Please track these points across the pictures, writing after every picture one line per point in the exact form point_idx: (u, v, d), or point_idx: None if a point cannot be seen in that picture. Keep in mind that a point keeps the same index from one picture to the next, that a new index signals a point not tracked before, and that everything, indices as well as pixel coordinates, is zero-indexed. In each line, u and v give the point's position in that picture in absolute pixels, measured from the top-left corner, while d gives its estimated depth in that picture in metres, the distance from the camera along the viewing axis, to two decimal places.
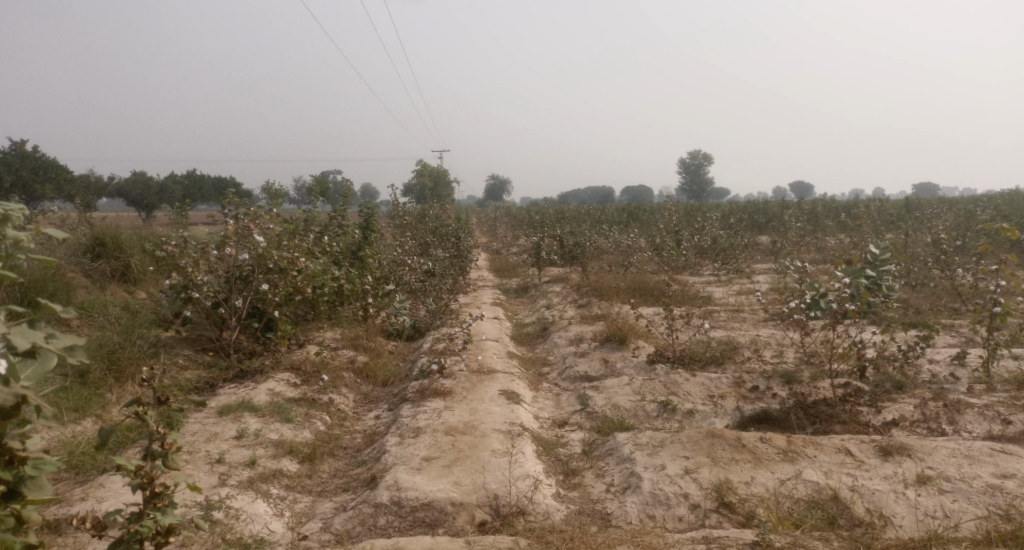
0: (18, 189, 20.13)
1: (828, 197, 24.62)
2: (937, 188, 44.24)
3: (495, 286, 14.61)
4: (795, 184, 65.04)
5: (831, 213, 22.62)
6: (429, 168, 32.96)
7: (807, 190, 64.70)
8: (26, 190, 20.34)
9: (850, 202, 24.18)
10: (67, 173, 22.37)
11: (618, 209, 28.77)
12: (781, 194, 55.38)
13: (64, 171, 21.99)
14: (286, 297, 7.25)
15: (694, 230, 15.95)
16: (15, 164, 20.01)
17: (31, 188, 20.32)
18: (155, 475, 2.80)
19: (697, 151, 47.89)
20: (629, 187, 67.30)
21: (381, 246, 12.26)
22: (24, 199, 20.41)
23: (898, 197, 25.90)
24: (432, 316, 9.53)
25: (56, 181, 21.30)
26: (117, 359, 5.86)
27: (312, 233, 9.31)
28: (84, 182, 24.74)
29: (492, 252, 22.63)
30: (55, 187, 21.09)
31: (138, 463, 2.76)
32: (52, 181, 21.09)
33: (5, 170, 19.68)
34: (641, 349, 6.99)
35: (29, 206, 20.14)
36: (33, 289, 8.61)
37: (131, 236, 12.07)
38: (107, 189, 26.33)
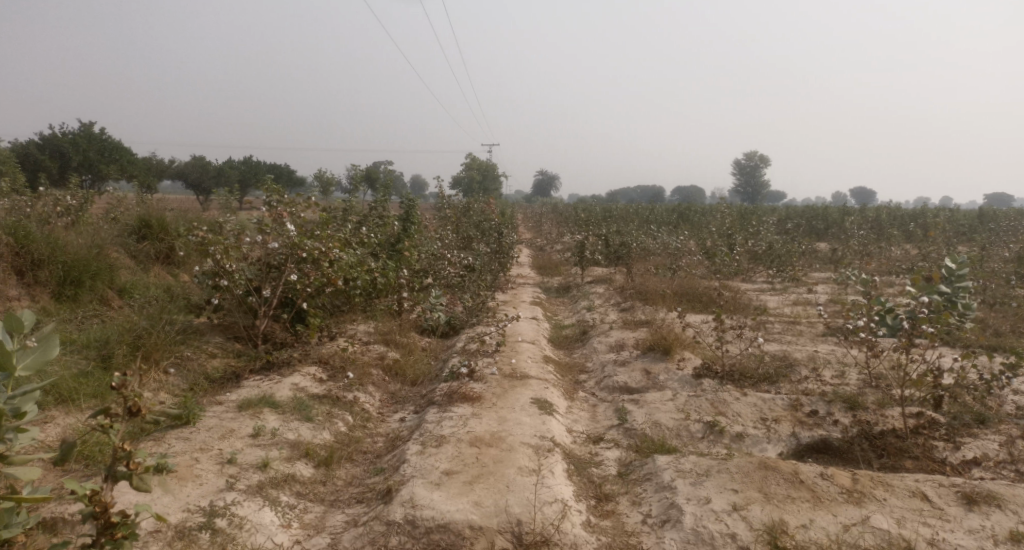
0: (83, 169, 20.69)
1: (892, 205, 23.43)
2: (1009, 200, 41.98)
3: (536, 284, 14.25)
4: (854, 190, 62.75)
5: (896, 222, 21.50)
6: (478, 162, 32.77)
7: (867, 197, 62.24)
8: (91, 169, 20.89)
9: (916, 211, 22.96)
10: (130, 155, 22.93)
11: (667, 209, 28.00)
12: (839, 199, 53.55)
13: (128, 152, 22.54)
14: (318, 289, 7.02)
15: (748, 235, 15.27)
16: (82, 144, 20.56)
17: (95, 168, 20.88)
18: (109, 504, 2.93)
19: (753, 152, 46.49)
20: (680, 188, 65.98)
21: (422, 239, 12.04)
22: (88, 179, 20.98)
23: (968, 209, 24.51)
24: (469, 313, 9.24)
25: (120, 162, 21.82)
26: (143, 345, 5.66)
27: (350, 223, 9.08)
28: (146, 164, 25.39)
29: (536, 248, 22.26)
30: (118, 167, 21.61)
31: (95, 488, 2.93)
32: (116, 161, 21.59)
33: (72, 149, 20.27)
34: (687, 360, 6.52)
35: (93, 186, 20.68)
36: (75, 269, 8.62)
37: (176, 218, 12.09)
38: (166, 172, 26.93)
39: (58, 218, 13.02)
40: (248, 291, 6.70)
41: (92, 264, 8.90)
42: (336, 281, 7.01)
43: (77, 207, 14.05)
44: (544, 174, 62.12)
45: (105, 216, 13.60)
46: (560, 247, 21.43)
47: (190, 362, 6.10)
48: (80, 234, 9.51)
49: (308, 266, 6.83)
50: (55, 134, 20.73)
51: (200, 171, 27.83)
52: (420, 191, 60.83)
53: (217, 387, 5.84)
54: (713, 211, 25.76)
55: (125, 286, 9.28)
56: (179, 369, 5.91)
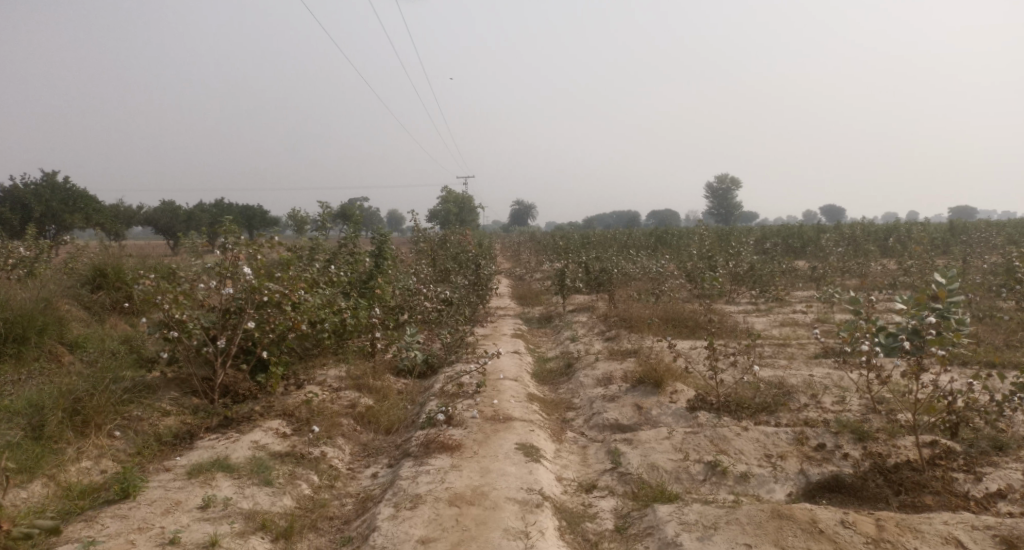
0: (47, 219, 19.96)
1: (866, 220, 23.49)
2: (975, 210, 42.63)
3: (516, 316, 13.83)
4: (825, 208, 63.65)
5: (872, 237, 21.52)
6: (453, 195, 32.54)
7: (838, 214, 63.17)
8: (55, 219, 20.15)
9: (891, 225, 23.03)
10: (96, 202, 22.23)
11: (644, 233, 27.85)
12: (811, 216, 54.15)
13: (93, 200, 21.84)
14: (280, 334, 6.58)
15: (728, 256, 15.04)
16: (44, 194, 19.85)
17: (60, 218, 20.20)
18: None
19: (724, 174, 46.85)
20: (654, 212, 66.42)
21: (397, 274, 11.61)
22: (53, 229, 20.28)
23: (940, 221, 24.70)
24: (446, 350, 8.78)
25: (85, 210, 21.09)
26: (82, 409, 5.21)
27: (317, 262, 8.61)
28: (113, 210, 24.73)
29: (515, 278, 21.89)
30: (84, 216, 20.88)
31: None
32: (81, 209, 20.80)
33: (34, 199, 19.61)
34: (679, 392, 6.10)
35: (56, 236, 19.94)
36: (21, 324, 8.05)
37: (135, 265, 11.52)
38: (136, 219, 26.21)
39: (11, 271, 12.37)
40: (204, 342, 6.22)
41: (40, 318, 8.32)
42: (303, 325, 6.58)
43: (32, 258, 13.39)
44: (520, 204, 62.24)
45: (62, 267, 12.96)
46: (539, 276, 21.10)
47: (140, 421, 5.62)
48: (28, 287, 8.93)
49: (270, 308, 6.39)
50: (16, 184, 20.01)
51: (170, 216, 27.17)
52: (397, 226, 60.44)
53: (169, 448, 5.35)
54: (690, 233, 25.67)
55: (77, 339, 8.69)
56: (127, 430, 5.42)
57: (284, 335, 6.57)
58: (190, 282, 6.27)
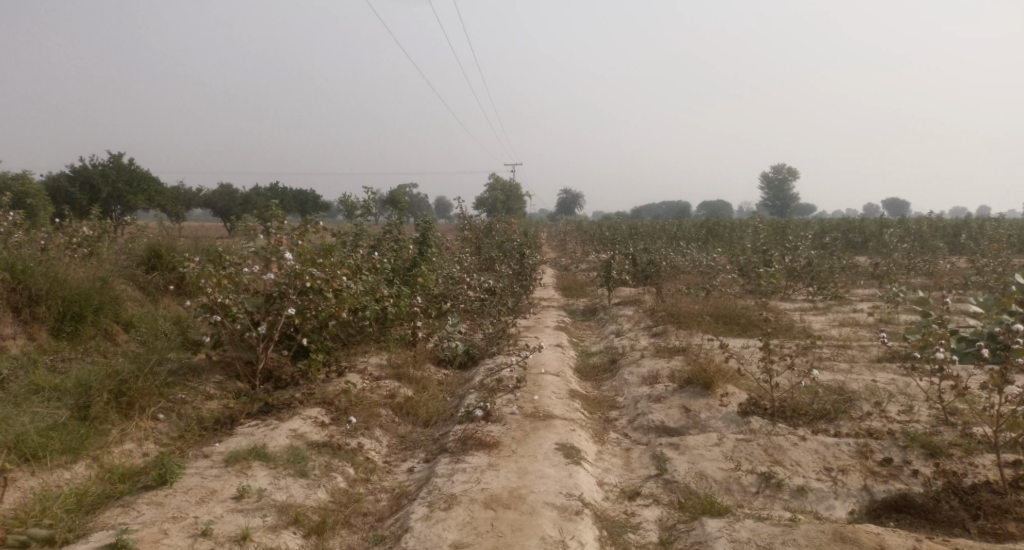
0: (112, 200, 20.63)
1: (933, 216, 22.36)
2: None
3: (561, 307, 13.61)
4: (887, 202, 61.22)
5: (939, 234, 20.45)
6: (501, 183, 32.39)
7: (901, 209, 60.64)
8: (120, 201, 20.80)
9: (960, 221, 21.86)
10: (158, 184, 22.87)
11: (695, 225, 27.17)
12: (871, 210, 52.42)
13: (156, 182, 22.48)
14: (322, 321, 6.53)
15: (784, 251, 14.46)
16: (110, 176, 20.49)
17: (124, 199, 20.81)
18: None
19: (781, 165, 45.39)
20: (706, 203, 65.01)
21: (441, 261, 11.50)
22: (117, 210, 20.94)
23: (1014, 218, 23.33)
24: (488, 341, 8.63)
25: (148, 192, 21.73)
26: (127, 390, 5.19)
27: (360, 248, 8.56)
28: (174, 193, 25.43)
29: (561, 268, 21.62)
30: (146, 197, 21.51)
31: None
32: (144, 191, 21.39)
33: (100, 181, 20.26)
34: (731, 395, 5.79)
35: (120, 217, 20.60)
36: (77, 304, 8.23)
37: (188, 247, 11.72)
38: (196, 201, 26.90)
39: (73, 250, 12.76)
40: (246, 327, 6.20)
41: (95, 297, 8.51)
42: (344, 312, 6.50)
43: (93, 238, 13.80)
44: (568, 192, 61.84)
45: (120, 247, 13.31)
46: (585, 266, 20.79)
47: (183, 405, 5.62)
48: (85, 266, 9.15)
49: (311, 294, 6.33)
50: (84, 166, 20.73)
51: (228, 199, 27.81)
52: (446, 213, 60.73)
53: (211, 434, 5.32)
54: (743, 225, 24.92)
55: (131, 319, 8.87)
56: (170, 414, 5.42)
57: (325, 322, 6.51)
58: (234, 267, 6.27)
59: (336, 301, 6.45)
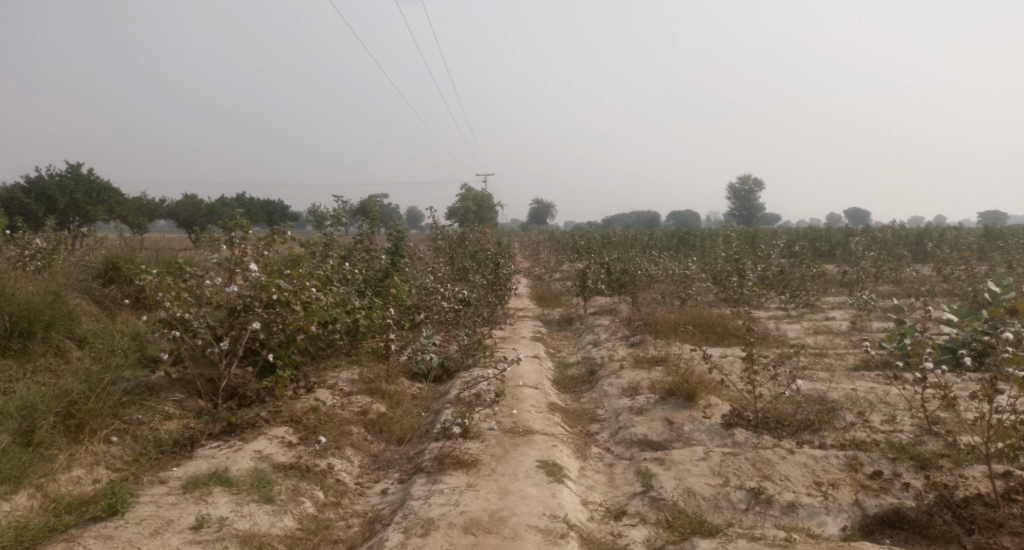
0: (71, 211, 19.93)
1: (897, 225, 22.78)
2: (1005, 216, 41.55)
3: (535, 317, 13.43)
4: (851, 211, 62.54)
5: (904, 241, 20.82)
6: (473, 193, 32.24)
7: (864, 219, 61.98)
8: (79, 212, 20.10)
9: (923, 229, 22.30)
10: (120, 195, 22.19)
11: (667, 234, 27.29)
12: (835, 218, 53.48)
13: (117, 193, 21.80)
14: (290, 336, 6.25)
15: (756, 259, 14.52)
16: (69, 186, 19.80)
17: (84, 210, 20.11)
18: None
19: (748, 176, 46.03)
20: (675, 213, 65.64)
21: (413, 271, 11.24)
22: (76, 221, 20.22)
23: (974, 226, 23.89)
24: (463, 354, 8.40)
25: (108, 203, 21.06)
26: (76, 412, 4.90)
27: (330, 258, 8.29)
28: (136, 204, 24.72)
29: (534, 278, 21.48)
30: (107, 208, 20.83)
31: None
32: (104, 203, 20.74)
33: (58, 192, 19.55)
34: (713, 407, 5.66)
35: (80, 228, 19.90)
36: (26, 319, 7.80)
37: (148, 258, 11.28)
38: (159, 211, 26.18)
39: (27, 263, 12.21)
40: (207, 342, 5.88)
41: (47, 312, 8.08)
42: (313, 325, 6.23)
43: (49, 250, 13.24)
44: (538, 202, 61.92)
45: (77, 260, 12.78)
46: (558, 276, 20.69)
47: (141, 426, 5.29)
48: (37, 280, 8.71)
49: (278, 307, 6.06)
50: (41, 176, 20.01)
51: (193, 209, 27.13)
52: (417, 224, 60.29)
53: (168, 457, 5.03)
54: (713, 234, 25.10)
55: (86, 335, 8.45)
56: (125, 436, 5.11)
57: (293, 336, 6.23)
58: (196, 279, 5.97)
59: (304, 314, 6.18)
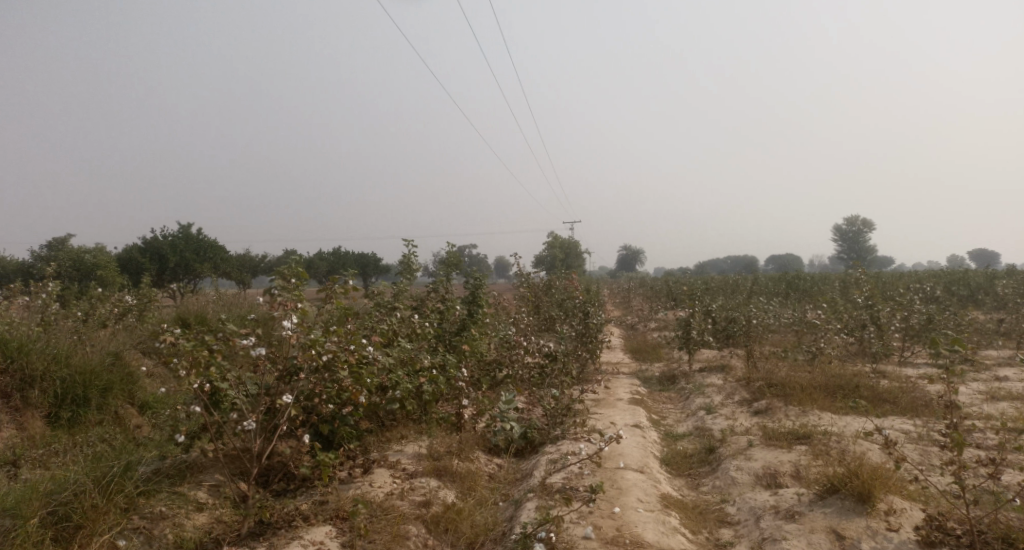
0: (180, 269, 20.19)
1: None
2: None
3: (633, 373, 11.96)
4: (975, 255, 57.32)
5: None
6: (560, 241, 31.37)
7: (989, 259, 56.51)
8: (187, 270, 20.35)
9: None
10: (224, 251, 22.50)
11: (771, 279, 25.15)
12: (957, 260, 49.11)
13: (221, 250, 22.13)
14: (338, 406, 5.16)
15: (891, 307, 12.55)
16: (179, 245, 20.12)
17: (191, 268, 20.35)
18: None
19: (854, 217, 42.88)
20: (773, 258, 62.27)
21: (493, 323, 10.10)
22: (184, 278, 20.46)
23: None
24: (550, 423, 7.09)
25: (212, 260, 21.29)
26: (71, 513, 3.94)
27: (398, 311, 7.28)
28: (239, 259, 25.23)
29: (628, 328, 19.94)
30: (211, 265, 21.09)
31: None
32: (209, 260, 21.11)
33: (170, 250, 19.92)
34: (899, 514, 4.08)
35: (187, 286, 20.16)
36: (78, 384, 6.86)
37: (222, 313, 10.62)
38: (260, 267, 26.51)
39: (114, 320, 11.90)
40: (236, 417, 4.78)
41: (104, 375, 7.15)
42: (363, 397, 5.11)
43: (138, 306, 12.98)
44: (629, 251, 60.20)
45: (161, 316, 12.40)
46: (656, 325, 19.08)
47: (162, 521, 4.25)
48: (97, 339, 8.08)
49: (323, 373, 4.98)
50: (153, 237, 20.45)
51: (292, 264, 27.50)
52: (506, 274, 59.78)
53: None
54: (827, 280, 22.87)
55: (147, 399, 7.46)
56: (135, 538, 4.09)
57: (339, 409, 5.13)
58: (228, 337, 4.81)
59: (354, 383, 5.07)
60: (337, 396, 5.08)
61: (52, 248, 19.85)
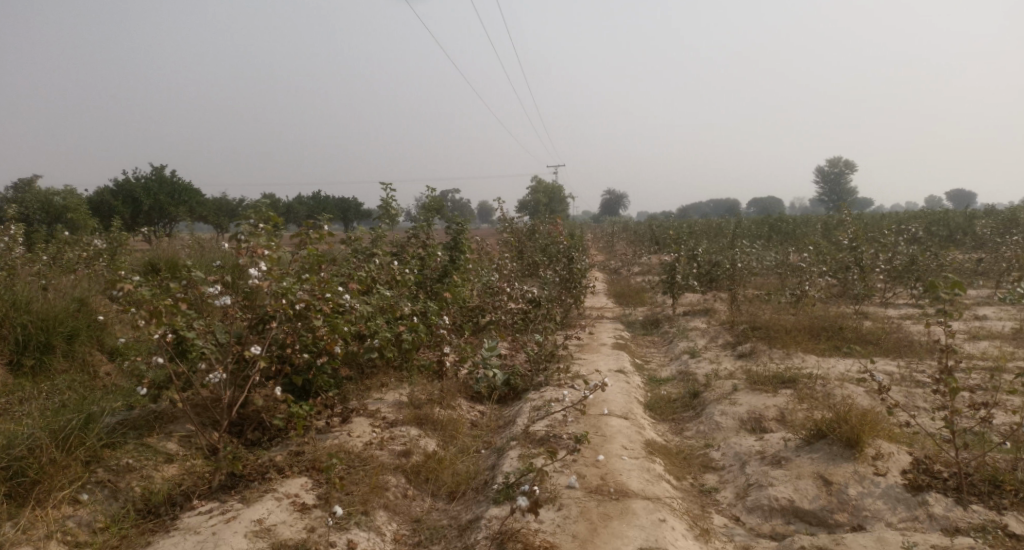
0: (155, 213, 19.61)
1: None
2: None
3: (617, 317, 11.89)
4: (953, 196, 57.83)
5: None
6: (544, 184, 30.97)
7: (966, 201, 57.07)
8: (163, 214, 19.77)
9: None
10: (201, 194, 21.88)
11: (754, 221, 25.09)
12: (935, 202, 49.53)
13: (196, 193, 21.52)
14: (312, 356, 4.94)
15: (875, 249, 12.51)
16: (153, 188, 19.50)
17: (166, 212, 19.78)
18: None
19: (836, 159, 42.78)
20: (755, 201, 62.34)
21: (475, 267, 9.89)
22: (160, 222, 19.92)
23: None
24: (533, 369, 6.98)
25: (188, 204, 20.72)
26: (28, 469, 3.74)
27: (376, 257, 7.03)
28: (216, 203, 24.62)
29: (612, 271, 19.86)
30: (188, 209, 20.54)
31: None
32: (185, 203, 20.53)
33: (143, 194, 19.31)
34: (887, 459, 4.02)
35: (163, 230, 19.66)
36: (42, 332, 6.59)
37: (195, 257, 10.28)
38: (239, 211, 25.90)
39: (84, 265, 11.51)
40: (205, 369, 4.57)
41: (70, 322, 6.88)
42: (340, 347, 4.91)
43: (109, 250, 12.57)
44: (613, 194, 59.88)
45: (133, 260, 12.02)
46: (640, 268, 19.00)
47: (129, 473, 4.09)
48: (64, 285, 7.77)
49: (295, 321, 4.75)
50: (126, 180, 19.80)
51: (271, 208, 26.91)
52: (490, 218, 59.25)
53: (148, 527, 3.82)
54: (810, 222, 22.86)
55: (118, 347, 7.22)
56: (99, 493, 3.92)
57: (313, 360, 4.94)
58: (192, 284, 4.56)
59: (328, 333, 4.86)
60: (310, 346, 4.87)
61: (19, 191, 19.15)
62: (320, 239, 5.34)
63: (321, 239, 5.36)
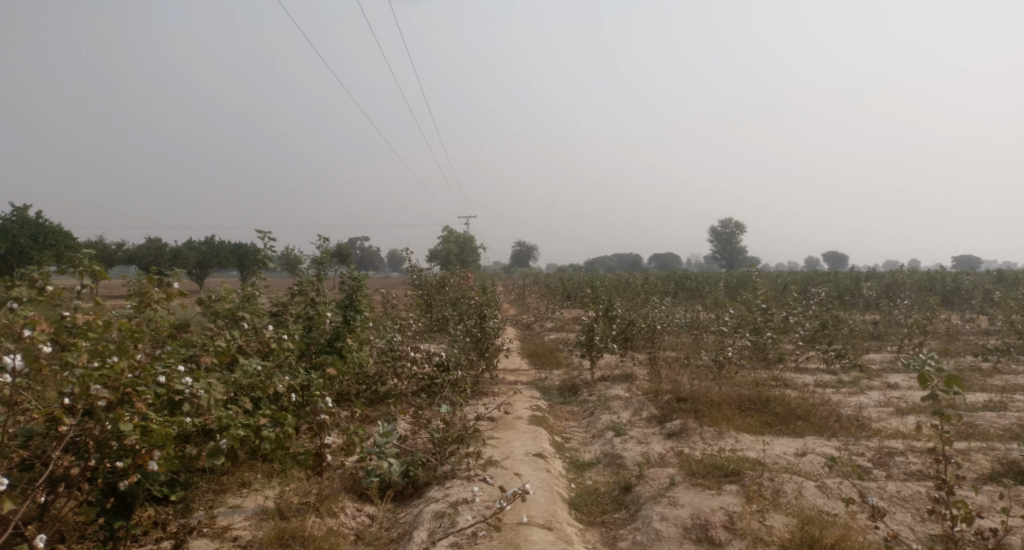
0: (12, 258, 17.15)
1: (909, 275, 21.14)
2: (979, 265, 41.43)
3: (531, 382, 10.96)
4: (830, 258, 62.29)
5: (922, 294, 19.17)
6: (455, 235, 30.11)
7: (843, 262, 61.37)
8: (22, 259, 17.29)
9: (935, 280, 20.74)
10: (73, 237, 19.47)
11: (661, 277, 25.14)
12: (812, 263, 53.12)
13: (68, 236, 19.15)
14: (121, 471, 3.62)
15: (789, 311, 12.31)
16: (11, 229, 17.07)
17: (25, 256, 17.23)
18: None
19: (729, 219, 44.67)
20: (656, 257, 64.18)
21: (374, 326, 8.66)
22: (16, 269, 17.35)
23: (982, 277, 22.53)
24: (437, 455, 5.87)
25: (56, 248, 18.32)
26: None
27: (245, 319, 5.78)
28: (91, 247, 22.08)
29: (523, 328, 19.01)
30: (53, 253, 18.13)
31: None
32: (51, 248, 18.12)
33: None
34: None
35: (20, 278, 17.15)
36: None
37: None
38: (116, 256, 23.36)
39: None
40: None
41: None
42: (156, 460, 3.62)
43: None
44: (521, 246, 60.11)
45: None
46: (552, 325, 18.27)
47: None
48: None
49: (96, 423, 3.48)
50: None
51: (155, 253, 24.51)
52: (397, 267, 57.61)
53: None
54: (715, 281, 23.15)
55: None
56: None
57: (122, 475, 3.62)
58: None
59: (139, 440, 3.57)
60: (120, 456, 3.61)
61: None
62: (164, 300, 4.70)
63: (166, 299, 4.74)
